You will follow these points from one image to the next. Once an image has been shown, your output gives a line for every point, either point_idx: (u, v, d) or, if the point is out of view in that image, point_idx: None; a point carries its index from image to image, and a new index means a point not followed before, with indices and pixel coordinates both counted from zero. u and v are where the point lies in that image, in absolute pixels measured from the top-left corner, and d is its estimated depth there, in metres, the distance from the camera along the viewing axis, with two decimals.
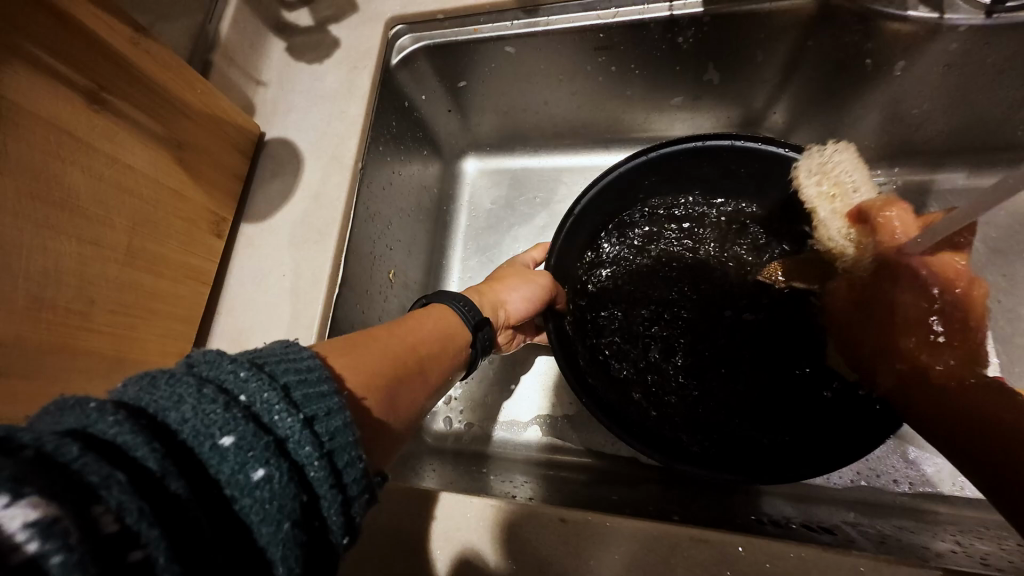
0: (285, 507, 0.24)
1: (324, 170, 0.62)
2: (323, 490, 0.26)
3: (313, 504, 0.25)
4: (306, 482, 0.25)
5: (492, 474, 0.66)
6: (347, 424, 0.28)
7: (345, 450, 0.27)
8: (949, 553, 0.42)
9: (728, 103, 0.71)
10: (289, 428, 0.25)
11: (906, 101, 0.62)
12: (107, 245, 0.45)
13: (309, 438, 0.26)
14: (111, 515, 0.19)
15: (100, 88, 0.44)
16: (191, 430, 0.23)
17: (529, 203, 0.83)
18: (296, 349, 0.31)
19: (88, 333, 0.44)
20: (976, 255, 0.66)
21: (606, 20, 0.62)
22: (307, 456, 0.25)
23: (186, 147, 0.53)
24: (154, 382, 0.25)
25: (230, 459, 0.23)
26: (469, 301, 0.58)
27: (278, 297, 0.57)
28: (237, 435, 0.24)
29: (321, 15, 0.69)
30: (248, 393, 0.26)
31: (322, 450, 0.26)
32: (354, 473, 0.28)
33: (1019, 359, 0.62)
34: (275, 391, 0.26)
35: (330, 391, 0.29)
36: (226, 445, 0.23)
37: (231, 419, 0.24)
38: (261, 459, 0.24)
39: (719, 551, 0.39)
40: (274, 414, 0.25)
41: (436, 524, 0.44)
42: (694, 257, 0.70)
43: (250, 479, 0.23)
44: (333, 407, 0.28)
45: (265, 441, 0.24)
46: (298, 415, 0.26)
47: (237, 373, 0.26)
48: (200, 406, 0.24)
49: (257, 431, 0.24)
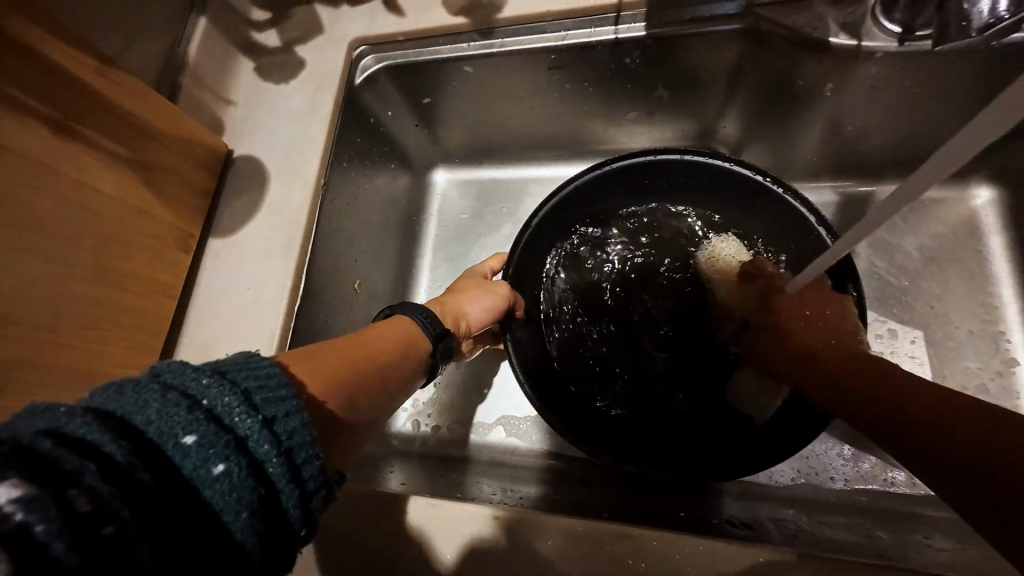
0: (243, 498, 0.27)
1: (287, 187, 0.65)
2: (281, 485, 0.29)
3: (271, 496, 0.29)
4: (265, 477, 0.28)
5: (455, 476, 0.69)
6: (304, 424, 0.30)
7: (303, 448, 0.30)
8: (851, 548, 0.46)
9: (682, 117, 0.74)
10: (248, 428, 0.28)
11: (844, 118, 0.66)
12: (75, 263, 0.48)
13: (267, 437, 0.29)
14: (84, 497, 0.23)
15: (66, 117, 0.47)
16: (156, 430, 0.26)
17: (496, 213, 0.86)
18: (258, 357, 0.33)
19: (59, 347, 0.47)
20: (913, 264, 0.70)
21: (556, 42, 0.65)
22: (264, 454, 0.28)
23: (153, 168, 0.55)
24: (121, 390, 0.28)
25: (192, 455, 0.26)
26: (432, 312, 0.60)
27: (243, 309, 0.60)
28: (199, 434, 0.27)
29: (288, 36, 0.72)
30: (209, 397, 0.28)
31: (280, 448, 0.29)
32: (313, 469, 0.31)
33: (950, 363, 0.66)
34: (236, 396, 0.29)
35: (289, 394, 0.31)
36: (188, 443, 0.27)
37: (193, 420, 0.27)
38: (221, 456, 0.27)
39: (637, 545, 0.44)
40: (234, 416, 0.28)
41: (385, 523, 0.48)
42: (652, 264, 0.73)
43: (210, 473, 0.27)
44: (292, 408, 0.30)
45: (224, 440, 0.27)
46: (256, 417, 0.29)
47: (200, 380, 0.29)
48: (164, 409, 0.27)
49: (217, 431, 0.28)
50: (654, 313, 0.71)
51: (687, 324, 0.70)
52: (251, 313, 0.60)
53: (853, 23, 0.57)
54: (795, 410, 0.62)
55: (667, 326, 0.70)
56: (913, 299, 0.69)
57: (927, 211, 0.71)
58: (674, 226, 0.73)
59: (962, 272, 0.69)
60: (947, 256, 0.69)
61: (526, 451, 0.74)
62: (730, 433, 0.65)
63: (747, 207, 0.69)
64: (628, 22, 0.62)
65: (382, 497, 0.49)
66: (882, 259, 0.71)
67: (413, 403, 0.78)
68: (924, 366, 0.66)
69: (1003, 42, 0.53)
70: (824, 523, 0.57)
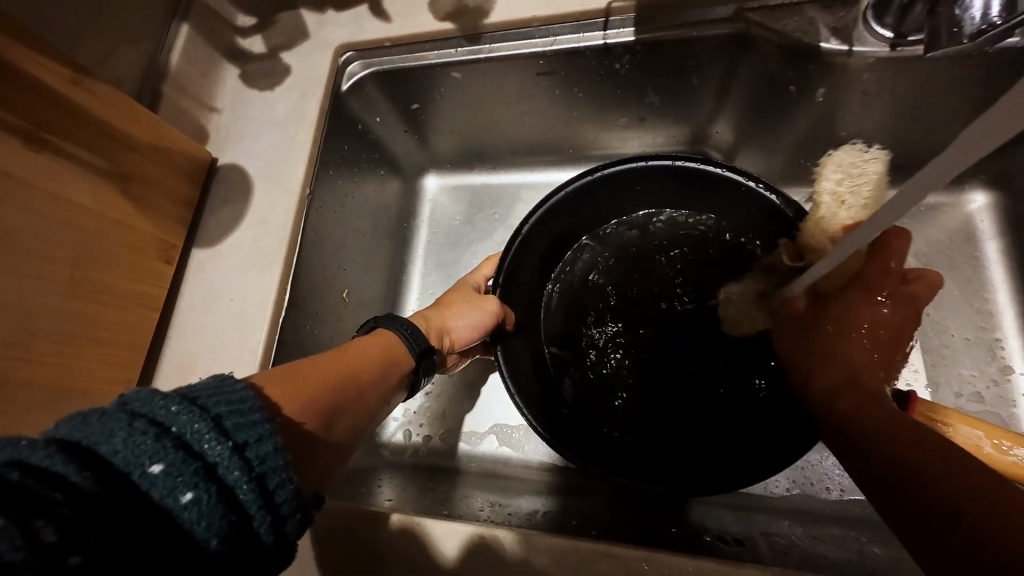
0: (213, 525, 0.26)
1: (271, 197, 0.64)
2: (253, 511, 0.28)
3: (242, 523, 0.27)
4: (235, 503, 0.27)
5: (446, 488, 0.68)
6: (277, 448, 0.29)
7: (276, 472, 0.29)
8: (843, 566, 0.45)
9: (675, 122, 0.73)
10: (218, 454, 0.27)
11: (839, 122, 0.65)
12: (50, 278, 0.47)
13: (238, 463, 0.28)
14: (50, 527, 0.22)
15: (39, 128, 0.46)
16: (123, 459, 0.25)
17: (487, 219, 0.85)
18: (230, 381, 0.32)
19: (32, 364, 0.46)
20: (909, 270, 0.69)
21: (544, 47, 0.64)
22: (235, 480, 0.27)
23: (132, 179, 0.54)
24: (86, 421, 0.26)
25: (159, 484, 0.25)
26: (415, 326, 0.59)
27: (227, 321, 0.59)
28: (167, 462, 0.26)
29: (273, 42, 0.71)
30: (178, 424, 0.27)
31: (251, 474, 0.28)
32: (286, 494, 0.29)
33: (947, 371, 0.65)
34: (206, 422, 0.28)
35: (261, 418, 0.30)
36: (155, 472, 0.25)
37: (161, 448, 0.26)
38: (190, 484, 0.26)
39: (625, 564, 0.43)
40: (203, 442, 0.27)
41: (371, 542, 0.47)
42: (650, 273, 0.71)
43: (179, 502, 0.25)
44: (264, 432, 0.29)
45: (193, 467, 0.26)
46: (227, 443, 0.28)
47: (169, 408, 0.28)
48: (130, 438, 0.26)
49: (186, 458, 0.26)
50: (651, 318, 0.69)
51: (686, 327, 0.68)
52: (235, 326, 0.59)
53: (844, 27, 0.56)
54: (797, 422, 0.59)
55: (666, 335, 0.68)
56: None
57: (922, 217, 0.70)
58: (667, 225, 0.71)
59: (957, 279, 0.68)
60: (943, 262, 0.69)
61: (517, 460, 0.72)
62: (731, 438, 0.63)
63: (741, 208, 0.66)
64: (617, 27, 0.61)
65: (366, 515, 0.48)
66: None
67: (404, 413, 0.77)
68: (920, 373, 0.65)
69: (997, 47, 0.52)
70: (817, 537, 0.56)
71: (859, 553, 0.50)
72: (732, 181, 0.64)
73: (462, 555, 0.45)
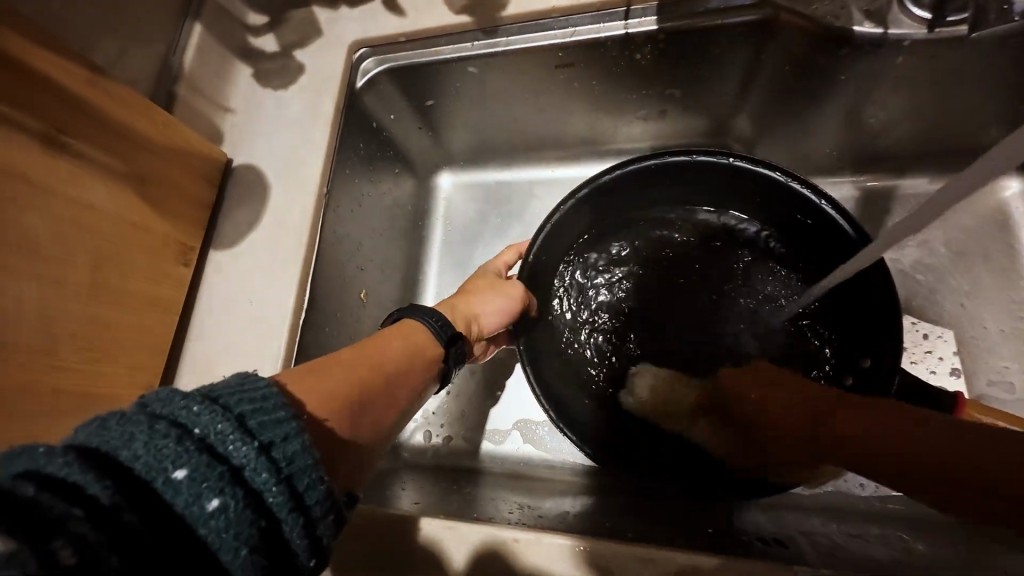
0: (241, 534, 0.25)
1: (289, 196, 0.63)
2: (283, 515, 0.27)
3: (272, 528, 0.27)
4: (265, 508, 0.26)
5: (470, 488, 0.67)
6: (305, 447, 0.29)
7: (305, 473, 0.28)
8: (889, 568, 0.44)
9: (695, 113, 0.71)
10: (244, 456, 0.26)
11: (867, 108, 0.63)
12: (72, 283, 0.46)
13: (266, 466, 0.27)
14: (69, 547, 0.21)
15: (55, 129, 0.45)
16: (144, 464, 0.24)
17: (502, 216, 0.83)
18: (252, 379, 0.31)
19: (52, 372, 0.45)
20: (939, 260, 0.67)
21: (564, 38, 0.62)
22: (264, 483, 0.26)
23: (149, 180, 0.54)
24: (105, 425, 0.25)
25: (184, 492, 0.24)
26: (440, 313, 0.54)
27: (246, 322, 0.58)
28: (190, 467, 0.25)
29: (286, 40, 0.70)
30: (201, 426, 0.26)
31: (280, 476, 0.27)
32: (317, 495, 0.29)
33: (982, 364, 0.63)
34: (229, 422, 0.27)
35: (286, 417, 0.29)
36: (179, 478, 0.25)
37: (184, 452, 0.25)
38: (215, 489, 0.25)
39: (663, 568, 0.42)
40: (228, 444, 0.26)
41: (402, 547, 0.45)
42: (672, 276, 0.70)
43: (205, 509, 0.25)
44: (290, 431, 0.29)
45: (218, 471, 0.25)
46: (253, 443, 0.27)
47: (190, 408, 0.27)
48: (152, 442, 0.25)
49: (210, 461, 0.25)
50: (676, 310, 0.69)
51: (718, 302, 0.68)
52: (255, 327, 0.58)
53: (878, 10, 0.55)
54: None
55: (691, 335, 0.68)
56: (942, 296, 0.66)
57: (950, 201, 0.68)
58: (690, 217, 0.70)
59: (990, 269, 0.66)
60: (976, 251, 0.67)
61: (540, 459, 0.72)
62: None
63: (767, 198, 0.65)
64: (639, 17, 0.60)
65: (396, 520, 0.47)
66: (910, 256, 0.68)
67: (424, 414, 0.76)
68: (945, 362, 0.64)
69: None
70: (857, 536, 0.54)
71: (906, 552, 0.49)
72: (752, 176, 0.63)
73: (497, 558, 0.44)
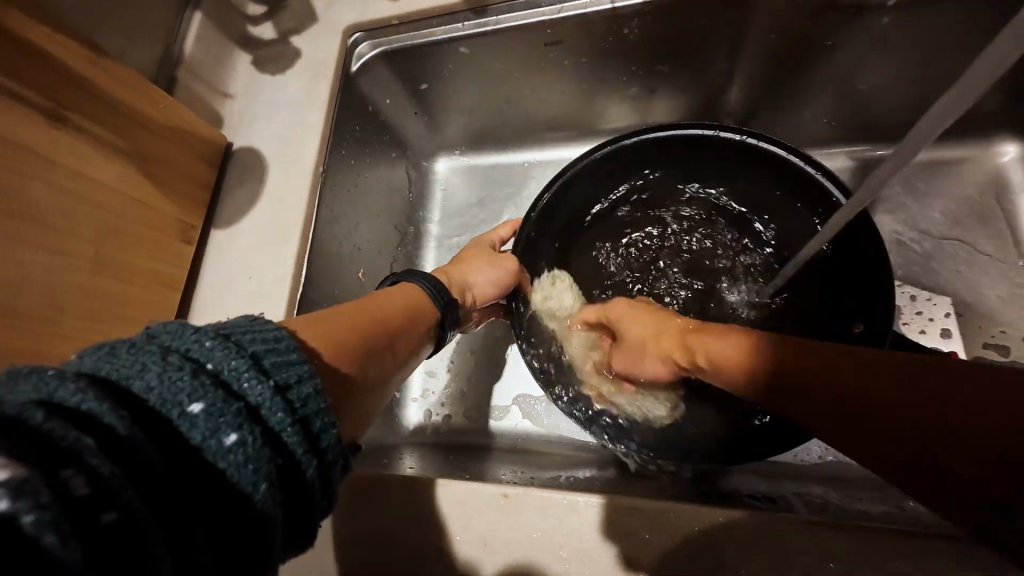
0: (260, 470, 0.25)
1: (287, 176, 0.65)
2: (298, 455, 0.27)
3: (288, 466, 0.27)
4: (282, 447, 0.27)
5: (468, 459, 0.68)
6: (317, 391, 0.29)
7: (318, 416, 0.29)
8: (882, 520, 0.44)
9: (687, 89, 0.71)
10: (260, 395, 0.26)
11: (855, 76, 0.64)
12: (76, 254, 0.48)
13: (282, 405, 0.27)
14: (81, 478, 0.20)
15: (59, 106, 0.47)
16: (158, 396, 0.24)
17: (500, 199, 0.84)
18: (261, 321, 0.31)
19: (58, 337, 0.47)
20: (937, 228, 0.67)
21: (552, 15, 0.64)
22: (280, 423, 0.27)
23: (151, 158, 0.56)
24: (114, 352, 0.25)
25: (200, 425, 0.24)
26: (438, 280, 0.55)
27: (244, 297, 0.60)
28: (206, 402, 0.25)
29: (284, 28, 0.72)
30: (214, 361, 0.26)
31: (295, 416, 0.27)
32: (329, 438, 0.29)
33: (984, 331, 0.62)
34: (243, 359, 0.27)
35: (299, 360, 0.29)
36: (195, 412, 0.24)
37: (199, 386, 0.25)
38: (233, 425, 0.25)
39: (650, 517, 0.43)
40: (243, 381, 0.26)
41: (398, 505, 0.47)
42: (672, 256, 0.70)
43: (222, 444, 0.24)
44: (303, 374, 0.29)
45: (236, 407, 0.25)
46: (268, 383, 0.27)
47: (202, 343, 0.27)
48: (166, 374, 0.25)
49: (226, 397, 0.25)
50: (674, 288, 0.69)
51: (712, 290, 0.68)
52: (254, 301, 0.60)
53: None
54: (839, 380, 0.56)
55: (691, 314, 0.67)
56: (938, 264, 0.65)
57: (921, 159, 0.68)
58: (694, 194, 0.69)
59: (989, 235, 0.65)
60: (973, 219, 0.66)
61: (537, 434, 0.72)
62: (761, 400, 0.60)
63: (766, 170, 0.64)
64: None
65: (391, 481, 0.48)
66: (889, 223, 0.68)
67: (424, 393, 0.77)
68: (945, 329, 0.63)
69: None
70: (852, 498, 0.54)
71: (899, 509, 0.49)
72: (748, 145, 0.62)
73: (487, 512, 0.46)
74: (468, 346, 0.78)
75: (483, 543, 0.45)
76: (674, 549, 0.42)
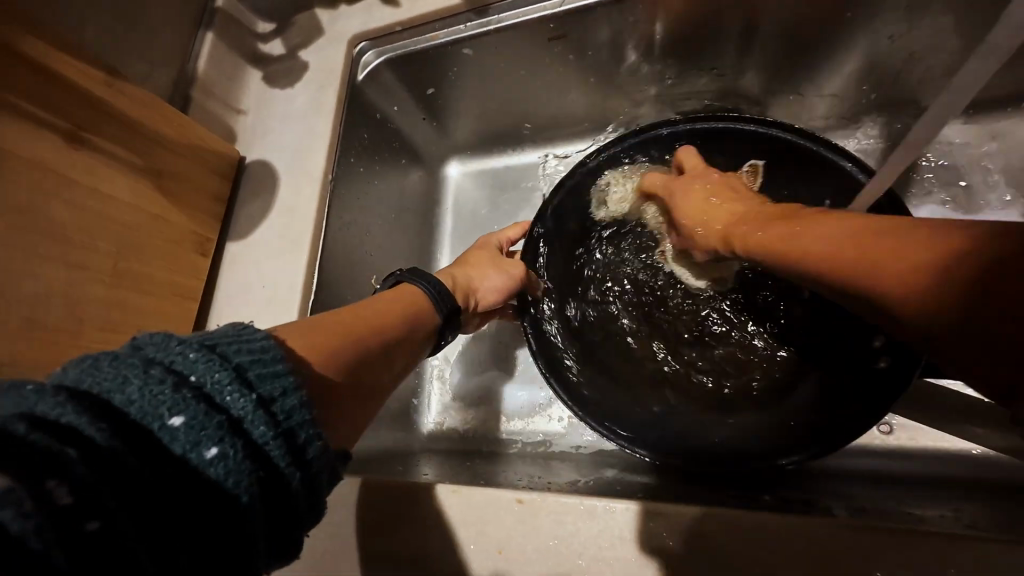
0: (242, 482, 0.25)
1: (295, 187, 0.65)
2: (282, 466, 0.26)
3: (272, 478, 0.26)
4: (264, 459, 0.26)
5: (489, 464, 0.66)
6: (303, 403, 0.28)
7: (303, 427, 0.28)
8: (933, 520, 0.41)
9: (698, 76, 0.69)
10: (242, 408, 0.26)
11: (880, 47, 0.60)
12: (95, 268, 0.50)
13: (264, 418, 0.26)
14: (64, 487, 0.20)
15: (78, 127, 0.49)
16: (139, 410, 0.23)
17: (511, 202, 0.83)
18: (249, 330, 0.30)
19: (78, 349, 0.49)
20: (981, 207, 0.66)
21: (553, 9, 0.63)
22: (262, 436, 0.26)
23: (167, 174, 0.57)
24: (96, 365, 0.24)
25: (181, 438, 0.24)
26: (443, 284, 0.54)
27: (258, 307, 0.61)
28: (187, 415, 0.24)
29: (292, 42, 0.73)
30: (197, 373, 0.25)
31: (278, 429, 0.27)
32: (315, 449, 0.28)
33: None
34: (226, 372, 0.26)
35: (285, 370, 0.28)
36: (176, 425, 0.24)
37: (180, 400, 0.24)
38: (214, 438, 0.24)
39: (676, 522, 0.40)
40: (225, 394, 0.26)
41: (419, 511, 0.45)
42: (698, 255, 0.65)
43: (203, 457, 0.24)
44: (289, 386, 0.28)
45: (217, 420, 0.25)
46: (251, 396, 0.26)
47: (186, 355, 0.26)
48: (147, 387, 0.24)
49: (208, 410, 0.25)
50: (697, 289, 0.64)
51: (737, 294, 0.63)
52: (266, 309, 0.60)
53: None
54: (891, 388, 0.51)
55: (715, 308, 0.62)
56: None
57: (964, 157, 0.67)
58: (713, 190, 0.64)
59: None
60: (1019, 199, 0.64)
61: (558, 439, 0.70)
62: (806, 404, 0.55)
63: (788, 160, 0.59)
64: None
65: (405, 489, 0.46)
66: (928, 201, 0.68)
67: (441, 400, 0.75)
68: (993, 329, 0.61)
69: None
70: (900, 500, 0.49)
71: (953, 511, 0.45)
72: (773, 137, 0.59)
73: (501, 518, 0.44)
74: (485, 351, 0.76)
75: (499, 551, 0.43)
76: (702, 554, 0.39)
